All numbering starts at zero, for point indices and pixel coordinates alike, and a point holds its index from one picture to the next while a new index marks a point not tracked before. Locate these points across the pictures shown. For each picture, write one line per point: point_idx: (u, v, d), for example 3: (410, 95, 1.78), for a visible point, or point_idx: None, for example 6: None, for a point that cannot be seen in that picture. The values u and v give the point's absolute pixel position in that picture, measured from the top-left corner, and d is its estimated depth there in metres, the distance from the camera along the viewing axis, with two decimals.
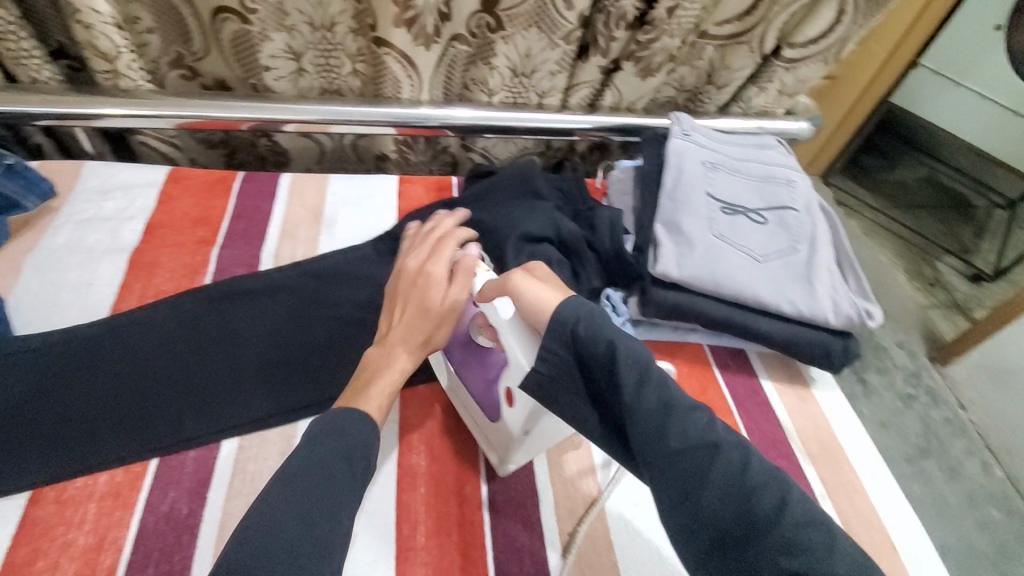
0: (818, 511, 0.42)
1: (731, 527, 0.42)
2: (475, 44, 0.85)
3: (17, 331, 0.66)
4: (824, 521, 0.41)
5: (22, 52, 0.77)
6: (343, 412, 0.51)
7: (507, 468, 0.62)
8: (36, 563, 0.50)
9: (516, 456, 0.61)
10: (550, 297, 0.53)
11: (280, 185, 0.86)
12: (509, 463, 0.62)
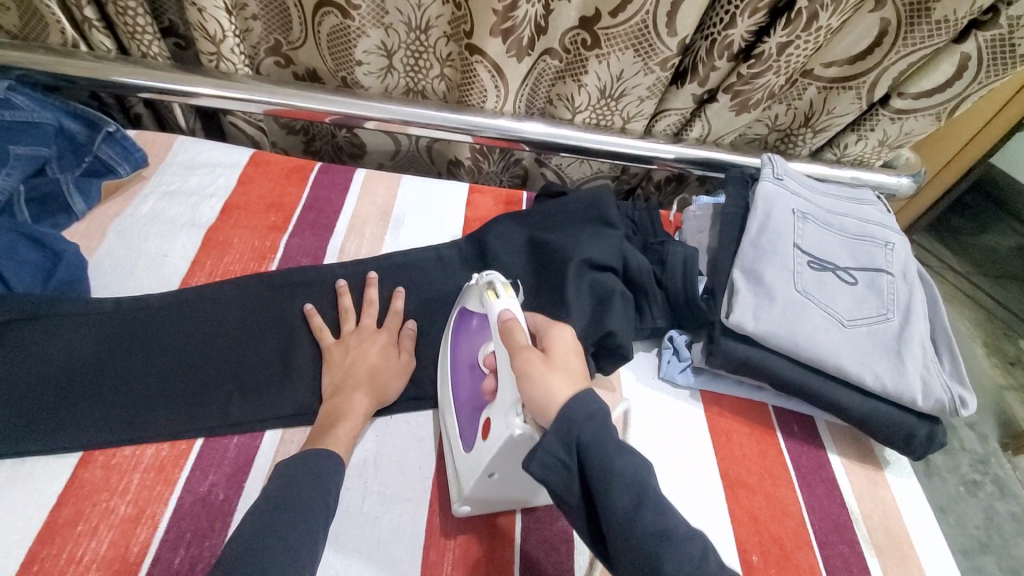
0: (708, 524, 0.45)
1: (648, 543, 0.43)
2: (567, 59, 0.83)
3: (95, 292, 0.69)
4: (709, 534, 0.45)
5: (136, 28, 0.81)
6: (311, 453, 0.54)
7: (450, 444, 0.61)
8: (77, 525, 0.51)
9: (463, 443, 0.60)
10: (558, 393, 0.48)
11: (353, 180, 0.87)
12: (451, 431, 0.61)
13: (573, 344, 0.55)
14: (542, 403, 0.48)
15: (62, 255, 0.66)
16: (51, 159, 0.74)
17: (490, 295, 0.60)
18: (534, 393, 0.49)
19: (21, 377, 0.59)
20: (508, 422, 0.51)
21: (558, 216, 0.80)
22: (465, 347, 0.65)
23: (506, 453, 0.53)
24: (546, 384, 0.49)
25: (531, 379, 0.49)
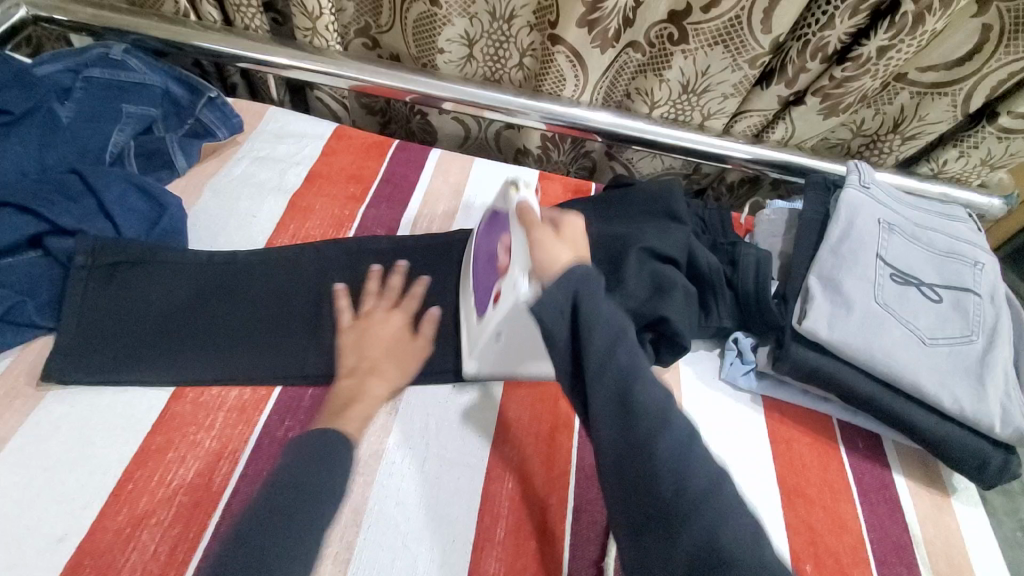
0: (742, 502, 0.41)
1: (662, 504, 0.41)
2: (650, 53, 0.82)
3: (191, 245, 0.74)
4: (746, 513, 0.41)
5: (242, 2, 0.86)
6: (321, 433, 0.52)
7: (471, 365, 0.65)
8: (167, 452, 0.56)
9: (484, 351, 0.63)
10: (562, 258, 0.53)
11: (429, 158, 0.90)
12: (474, 358, 0.64)
13: (583, 229, 0.60)
14: (549, 263, 0.53)
15: (166, 206, 0.71)
16: (157, 118, 0.82)
17: (512, 191, 0.64)
18: (544, 256, 0.54)
19: (125, 314, 0.64)
20: (515, 284, 0.56)
21: (621, 207, 0.77)
22: (488, 233, 0.70)
23: (512, 317, 0.58)
24: (557, 254, 0.54)
25: (544, 245, 0.55)
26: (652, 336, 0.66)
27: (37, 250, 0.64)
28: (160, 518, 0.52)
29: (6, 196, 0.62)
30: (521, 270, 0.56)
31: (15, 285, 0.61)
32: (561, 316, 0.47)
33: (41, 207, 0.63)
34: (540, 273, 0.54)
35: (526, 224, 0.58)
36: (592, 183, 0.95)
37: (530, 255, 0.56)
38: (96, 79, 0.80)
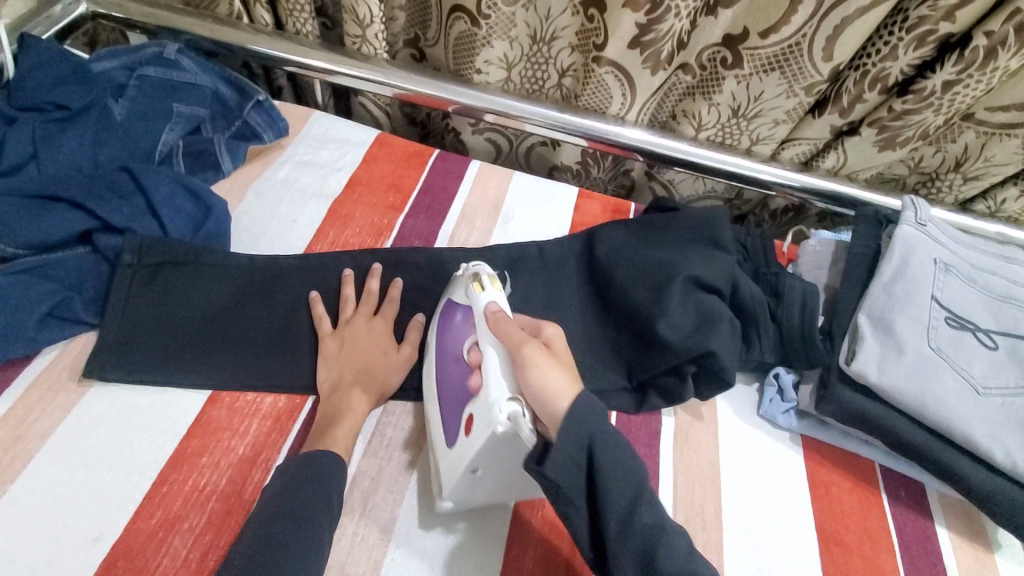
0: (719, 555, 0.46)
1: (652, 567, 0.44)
2: (701, 75, 0.81)
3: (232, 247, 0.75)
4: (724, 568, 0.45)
5: (296, 6, 0.87)
6: (315, 456, 0.53)
7: (442, 504, 0.55)
8: (202, 457, 0.56)
9: (456, 494, 0.54)
10: (556, 386, 0.48)
11: (468, 170, 0.89)
12: (446, 500, 0.55)
13: (567, 346, 0.55)
14: (544, 398, 0.48)
15: (212, 208, 0.72)
16: (206, 119, 0.83)
17: (480, 286, 0.59)
18: (539, 386, 0.49)
19: (167, 314, 0.65)
20: (494, 410, 0.49)
21: (667, 232, 0.76)
22: (450, 341, 0.62)
23: (492, 451, 0.51)
24: (547, 374, 0.49)
25: (534, 365, 0.49)
26: (694, 368, 0.64)
27: (87, 245, 0.66)
28: (192, 524, 0.52)
29: (61, 192, 0.65)
30: (500, 393, 0.50)
31: (65, 278, 0.63)
32: (579, 447, 0.45)
33: (93, 203, 0.65)
34: (541, 408, 0.48)
35: (497, 361, 0.53)
36: (631, 203, 0.93)
37: (517, 380, 0.51)
38: (150, 78, 0.81)
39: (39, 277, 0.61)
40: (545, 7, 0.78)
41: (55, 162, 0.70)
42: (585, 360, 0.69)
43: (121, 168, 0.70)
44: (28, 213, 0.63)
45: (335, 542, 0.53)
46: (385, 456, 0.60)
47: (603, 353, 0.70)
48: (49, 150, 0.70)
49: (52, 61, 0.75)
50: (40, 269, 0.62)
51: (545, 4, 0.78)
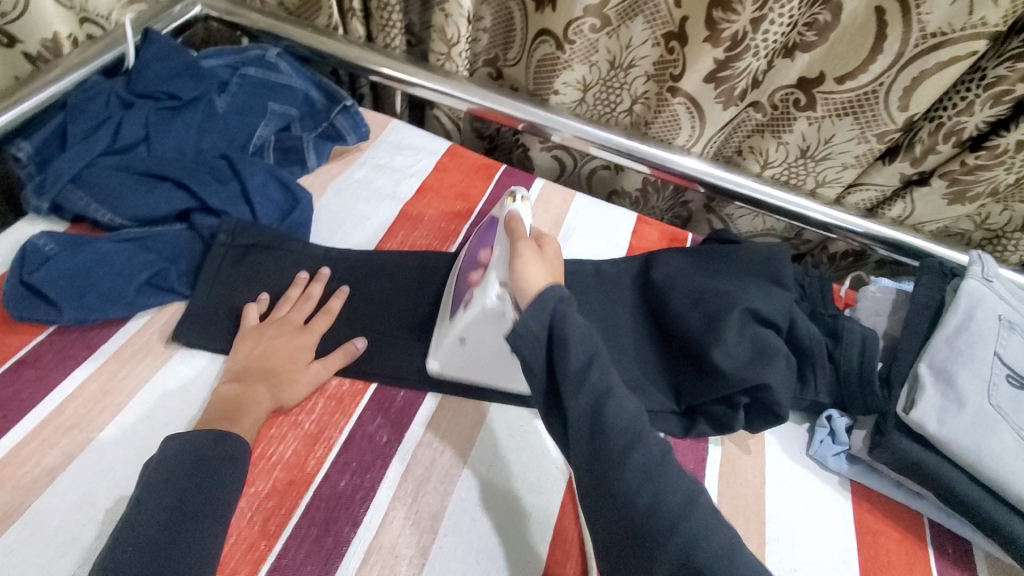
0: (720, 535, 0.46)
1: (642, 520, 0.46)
2: (772, 115, 0.83)
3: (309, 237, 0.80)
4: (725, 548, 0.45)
5: (389, 23, 0.93)
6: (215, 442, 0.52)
7: (433, 365, 0.65)
8: (271, 427, 0.60)
9: (443, 356, 0.64)
10: (536, 278, 0.54)
11: (533, 186, 0.93)
12: (436, 359, 0.65)
13: (561, 254, 0.62)
14: (524, 284, 0.54)
15: (298, 200, 0.77)
16: (296, 118, 0.89)
17: (512, 201, 0.68)
18: (521, 275, 0.55)
19: (247, 293, 0.69)
20: (486, 296, 0.58)
21: (728, 264, 0.78)
22: (486, 232, 0.70)
23: (479, 321, 0.60)
24: (537, 259, 0.57)
25: (523, 258, 0.56)
26: (746, 400, 0.64)
27: (184, 223, 0.72)
28: (258, 489, 0.55)
29: (168, 172, 0.71)
30: (494, 282, 0.58)
31: (165, 253, 0.69)
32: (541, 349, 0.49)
33: (196, 186, 0.71)
34: (518, 290, 0.55)
35: (510, 234, 0.62)
36: (689, 233, 0.95)
37: (509, 268, 0.58)
38: (250, 77, 0.88)
39: (142, 248, 0.67)
40: (627, 35, 0.82)
41: (163, 144, 0.77)
42: (636, 379, 0.70)
43: (221, 156, 0.76)
44: (139, 189, 0.70)
45: (385, 526, 0.56)
46: (439, 449, 0.62)
47: (654, 374, 0.71)
48: (159, 134, 0.77)
49: (167, 56, 0.82)
50: (142, 241, 0.68)
51: (628, 33, 0.81)
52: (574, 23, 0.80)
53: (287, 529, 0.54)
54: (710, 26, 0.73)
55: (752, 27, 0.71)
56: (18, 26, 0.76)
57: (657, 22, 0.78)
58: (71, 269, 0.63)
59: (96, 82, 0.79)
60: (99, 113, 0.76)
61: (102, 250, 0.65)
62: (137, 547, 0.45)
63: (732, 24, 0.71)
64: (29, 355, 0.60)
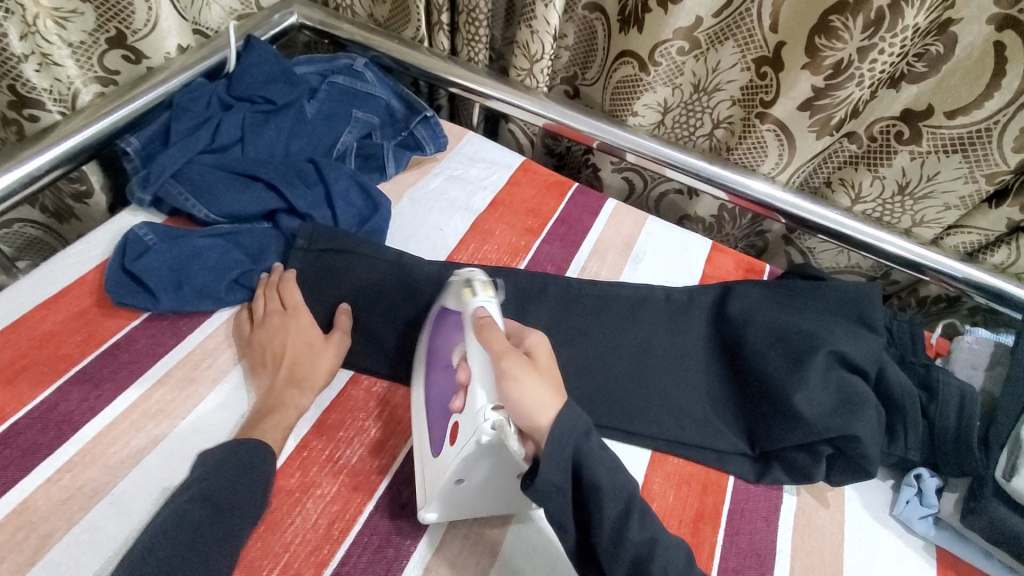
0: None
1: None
2: (868, 147, 0.79)
3: None
4: None
5: (475, 37, 0.94)
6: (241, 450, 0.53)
7: (424, 514, 0.54)
8: (340, 430, 0.61)
9: (434, 503, 0.53)
10: (537, 401, 0.47)
11: (605, 207, 0.92)
12: (426, 511, 0.54)
13: (547, 348, 0.54)
14: (530, 414, 0.47)
15: (378, 206, 0.79)
16: (377, 127, 0.91)
17: (472, 297, 0.56)
18: (517, 401, 0.47)
19: (320, 296, 0.71)
20: (477, 425, 0.48)
21: (815, 302, 0.73)
22: (441, 347, 0.62)
23: (475, 458, 0.50)
24: (529, 397, 0.47)
25: (514, 382, 0.48)
26: (830, 450, 0.61)
27: (270, 223, 0.75)
28: (325, 491, 0.56)
29: (263, 172, 0.75)
30: (485, 398, 0.49)
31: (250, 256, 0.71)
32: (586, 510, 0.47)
33: (285, 188, 0.74)
34: (521, 423, 0.47)
35: (482, 373, 0.51)
36: (766, 265, 0.91)
37: (499, 389, 0.49)
38: (338, 85, 0.91)
39: (233, 245, 0.71)
40: (715, 59, 0.79)
41: (256, 147, 0.80)
42: (706, 415, 0.67)
43: (308, 160, 0.79)
44: (233, 186, 0.73)
45: (445, 542, 0.56)
46: None
47: (727, 413, 0.68)
48: (254, 136, 0.81)
49: (267, 61, 0.86)
50: (231, 240, 0.71)
51: (716, 56, 0.79)
52: (663, 44, 0.79)
53: (350, 535, 0.54)
54: (811, 53, 0.71)
55: (858, 56, 0.68)
56: (144, 43, 0.81)
57: (750, 48, 0.76)
58: (170, 260, 0.67)
59: (200, 83, 0.83)
60: (200, 113, 0.81)
61: (196, 245, 0.68)
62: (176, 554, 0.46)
63: (837, 51, 0.69)
64: (124, 339, 0.64)
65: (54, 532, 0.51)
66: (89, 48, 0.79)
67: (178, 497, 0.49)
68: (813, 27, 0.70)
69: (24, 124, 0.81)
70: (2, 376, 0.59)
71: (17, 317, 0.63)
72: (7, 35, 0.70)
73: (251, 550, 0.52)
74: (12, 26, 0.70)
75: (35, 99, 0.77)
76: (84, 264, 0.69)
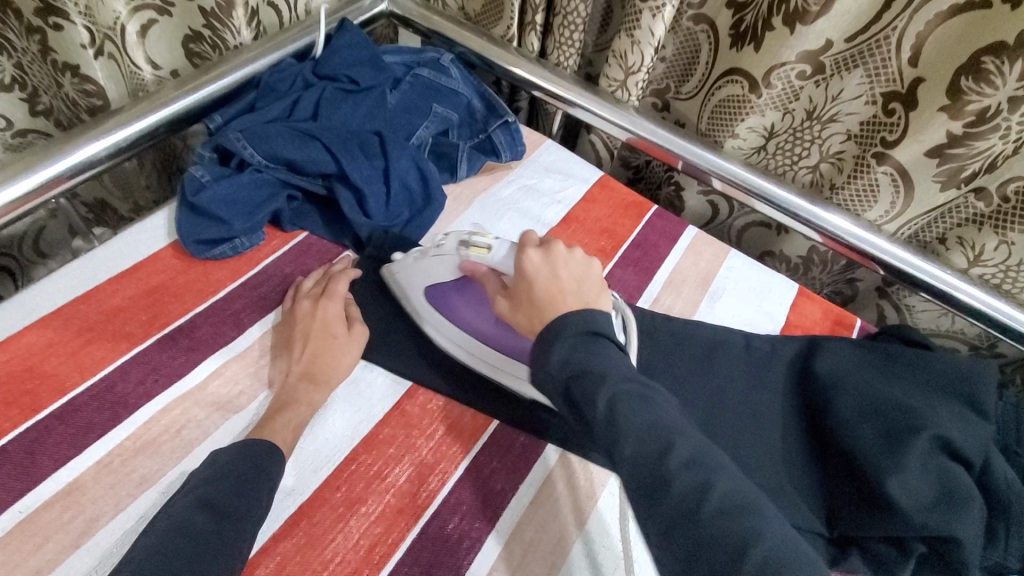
0: (738, 488, 0.38)
1: (665, 468, 0.38)
2: (998, 208, 0.70)
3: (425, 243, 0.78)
4: (739, 491, 0.37)
5: (568, 42, 0.89)
6: (250, 445, 0.50)
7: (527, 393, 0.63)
8: (391, 446, 0.58)
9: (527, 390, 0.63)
10: (572, 269, 0.52)
11: (684, 235, 0.86)
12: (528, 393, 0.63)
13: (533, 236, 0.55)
14: (585, 288, 0.51)
15: (432, 198, 0.76)
16: (455, 125, 0.88)
17: (476, 250, 0.56)
18: (574, 278, 0.52)
19: (373, 304, 0.69)
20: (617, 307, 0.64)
21: (915, 373, 0.67)
22: (463, 302, 0.65)
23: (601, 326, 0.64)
24: (580, 270, 0.52)
25: (540, 273, 0.51)
26: (923, 549, 0.55)
27: (326, 183, 0.72)
28: (369, 510, 0.54)
29: (322, 134, 0.70)
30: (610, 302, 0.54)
31: (304, 199, 0.74)
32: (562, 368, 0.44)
33: (343, 156, 0.70)
34: (597, 292, 0.52)
35: (532, 304, 0.51)
36: (856, 318, 0.83)
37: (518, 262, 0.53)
38: (422, 77, 0.87)
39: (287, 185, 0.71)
40: (838, 87, 0.72)
41: (330, 118, 0.76)
42: (780, 483, 0.62)
43: (374, 132, 0.75)
44: (291, 142, 0.69)
45: None
46: (552, 511, 0.57)
47: (807, 487, 0.62)
48: (329, 110, 0.77)
49: (358, 44, 0.84)
50: (287, 187, 0.71)
51: (839, 85, 0.72)
52: (782, 66, 0.73)
53: (391, 562, 0.52)
54: (953, 95, 0.63)
55: (1008, 106, 0.61)
56: None
57: (880, 79, 0.68)
58: (229, 194, 0.67)
59: (290, 64, 0.81)
60: (285, 93, 0.79)
61: (257, 179, 0.68)
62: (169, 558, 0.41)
63: (983, 98, 0.62)
64: (187, 324, 0.63)
65: (100, 517, 0.50)
66: None
67: (179, 502, 0.45)
68: (961, 66, 0.61)
69: (48, 34, 0.74)
70: (70, 346, 0.58)
71: (90, 289, 0.63)
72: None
73: (291, 564, 0.50)
74: None
75: (61, 8, 0.71)
76: (157, 240, 0.68)
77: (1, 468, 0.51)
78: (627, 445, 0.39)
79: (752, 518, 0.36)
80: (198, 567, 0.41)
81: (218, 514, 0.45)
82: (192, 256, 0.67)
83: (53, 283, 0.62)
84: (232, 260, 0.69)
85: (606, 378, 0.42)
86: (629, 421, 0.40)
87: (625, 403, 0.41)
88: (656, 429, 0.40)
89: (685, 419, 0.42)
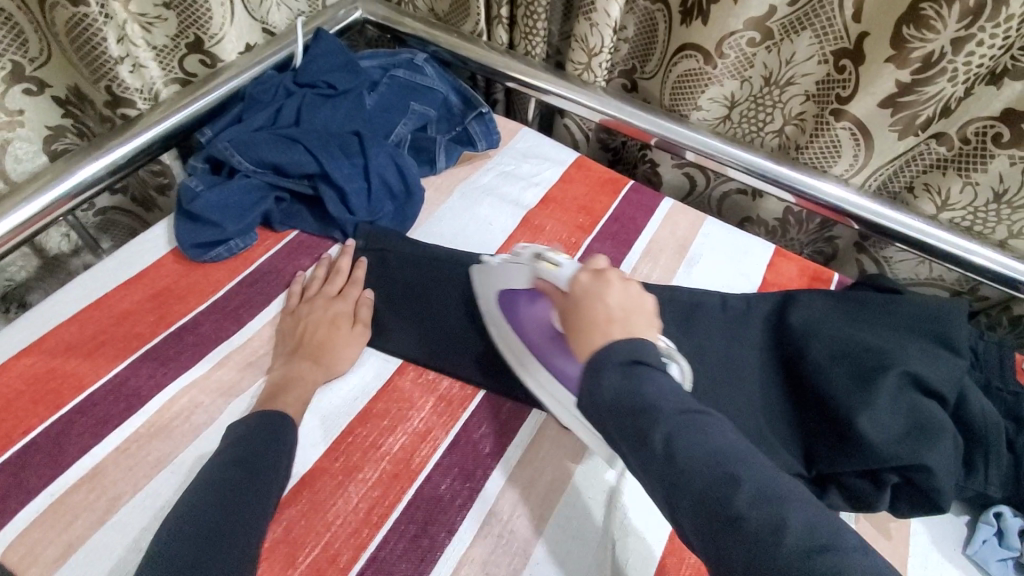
0: (815, 512, 0.39)
1: (735, 502, 0.39)
2: (959, 150, 0.72)
3: (411, 233, 0.82)
4: (822, 517, 0.39)
5: (534, 31, 0.93)
6: (266, 416, 0.55)
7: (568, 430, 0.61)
8: (385, 418, 0.62)
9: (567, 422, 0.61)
10: (622, 298, 0.52)
11: (660, 206, 0.88)
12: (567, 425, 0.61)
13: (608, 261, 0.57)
14: (633, 312, 0.52)
15: (412, 194, 0.79)
16: (433, 120, 0.92)
17: (548, 265, 0.57)
18: (618, 301, 0.52)
19: None
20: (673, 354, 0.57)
21: (886, 318, 0.68)
22: (529, 313, 0.65)
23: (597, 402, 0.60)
24: (633, 300, 0.52)
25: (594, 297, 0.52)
26: (896, 479, 0.58)
27: (310, 183, 0.76)
28: (366, 476, 0.58)
29: (303, 138, 0.75)
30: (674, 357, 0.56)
31: (291, 200, 0.78)
32: (619, 400, 0.45)
33: (325, 157, 0.74)
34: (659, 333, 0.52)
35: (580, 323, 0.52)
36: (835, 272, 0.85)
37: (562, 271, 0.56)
38: (397, 78, 0.91)
39: (273, 186, 0.76)
40: (790, 50, 0.75)
41: (312, 123, 0.81)
42: (759, 430, 0.64)
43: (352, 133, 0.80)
44: (274, 147, 0.74)
45: (483, 535, 0.56)
46: (539, 468, 0.61)
47: (784, 431, 0.64)
48: (309, 116, 0.81)
49: (333, 52, 0.88)
50: (275, 192, 0.75)
51: (791, 48, 0.74)
52: (732, 35, 0.76)
53: (389, 521, 0.56)
54: (898, 44, 0.65)
55: (953, 48, 0.63)
56: (219, 48, 0.84)
57: (827, 37, 0.71)
58: (221, 201, 0.71)
59: (270, 75, 0.86)
60: (268, 103, 0.83)
61: (245, 185, 0.73)
62: (198, 519, 0.46)
63: (924, 44, 0.64)
64: (191, 322, 0.67)
65: (121, 496, 0.55)
66: (170, 52, 0.82)
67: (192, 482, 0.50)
68: (901, 15, 0.64)
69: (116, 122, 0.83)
70: (85, 348, 0.63)
71: (99, 297, 0.68)
72: (107, 39, 0.72)
73: (297, 528, 0.54)
74: (110, 30, 0.72)
75: (127, 98, 0.79)
76: (159, 248, 0.73)
77: (32, 457, 0.56)
78: (691, 479, 0.41)
79: (833, 554, 0.36)
80: (230, 515, 0.47)
81: (234, 479, 0.49)
82: (191, 262, 0.72)
83: (69, 293, 0.67)
84: (228, 260, 0.73)
85: (664, 415, 0.43)
86: (690, 453, 0.41)
87: (684, 439, 0.42)
88: (719, 461, 0.41)
89: (742, 439, 0.44)
